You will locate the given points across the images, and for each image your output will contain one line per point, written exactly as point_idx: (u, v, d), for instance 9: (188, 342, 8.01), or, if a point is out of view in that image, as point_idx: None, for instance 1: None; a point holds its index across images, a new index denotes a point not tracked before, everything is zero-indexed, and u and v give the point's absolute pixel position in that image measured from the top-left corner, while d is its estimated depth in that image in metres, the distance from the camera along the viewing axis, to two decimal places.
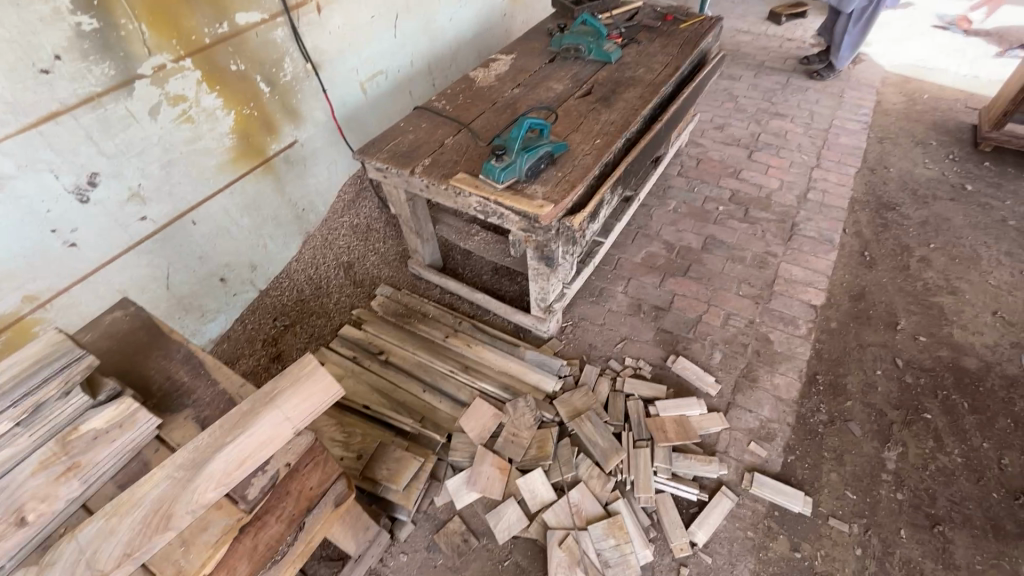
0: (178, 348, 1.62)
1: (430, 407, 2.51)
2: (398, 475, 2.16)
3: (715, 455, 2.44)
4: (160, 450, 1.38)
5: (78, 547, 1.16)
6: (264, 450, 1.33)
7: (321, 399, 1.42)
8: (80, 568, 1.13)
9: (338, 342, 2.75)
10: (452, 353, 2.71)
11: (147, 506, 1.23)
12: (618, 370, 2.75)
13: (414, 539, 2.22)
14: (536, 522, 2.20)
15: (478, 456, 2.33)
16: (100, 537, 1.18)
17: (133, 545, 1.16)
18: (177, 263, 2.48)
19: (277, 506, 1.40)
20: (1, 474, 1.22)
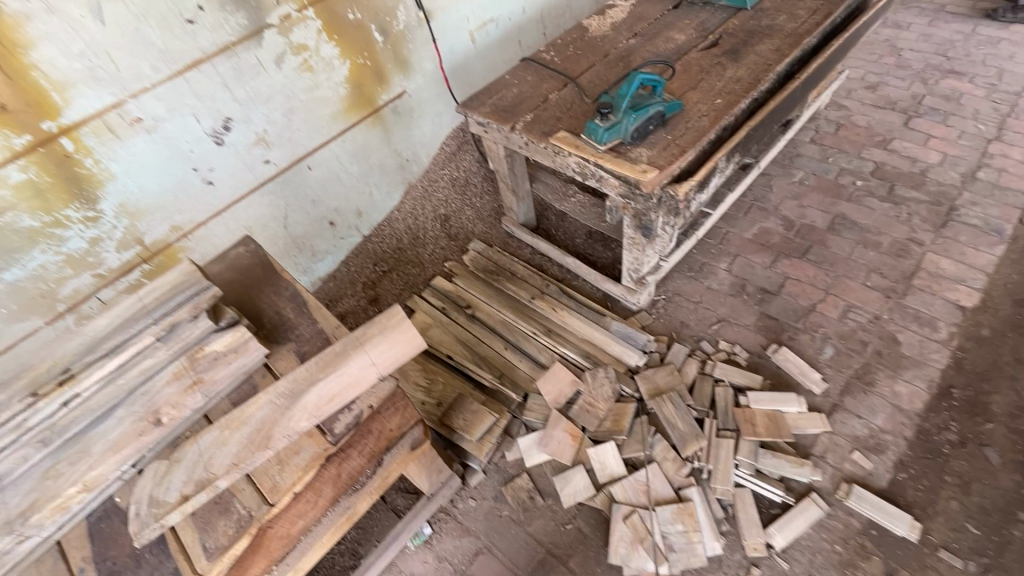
0: (287, 286, 1.78)
1: (510, 365, 2.56)
2: (473, 426, 2.25)
3: (809, 458, 2.24)
4: (266, 376, 1.54)
5: (198, 451, 1.36)
6: (353, 391, 1.44)
7: (407, 350, 1.50)
8: (198, 469, 1.33)
9: (430, 293, 2.87)
10: (536, 314, 2.71)
11: (253, 425, 1.39)
12: (710, 353, 2.58)
13: (483, 487, 2.33)
14: (603, 493, 2.20)
15: (551, 420, 2.35)
16: (215, 446, 1.37)
17: (240, 457, 1.34)
18: (293, 205, 2.69)
19: (360, 442, 1.52)
20: (145, 380, 1.45)
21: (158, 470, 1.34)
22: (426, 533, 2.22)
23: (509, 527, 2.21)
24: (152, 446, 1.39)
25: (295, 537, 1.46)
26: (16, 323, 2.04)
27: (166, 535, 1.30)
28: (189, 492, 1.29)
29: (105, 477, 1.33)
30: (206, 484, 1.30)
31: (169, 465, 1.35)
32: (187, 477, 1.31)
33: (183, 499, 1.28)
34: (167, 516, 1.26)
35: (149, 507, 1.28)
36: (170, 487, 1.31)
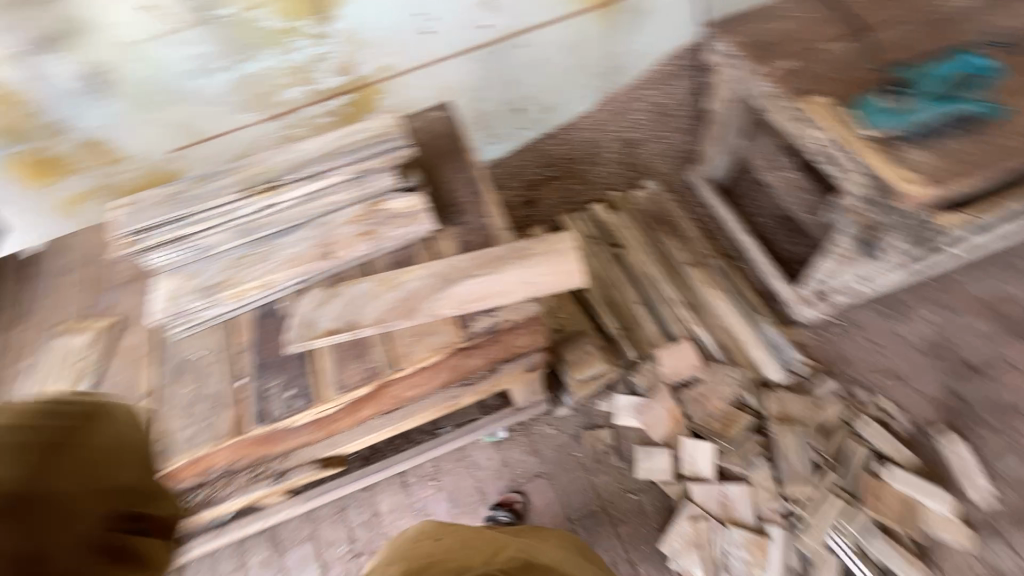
0: (468, 168, 1.74)
1: (637, 322, 2.41)
2: (581, 367, 2.17)
3: (927, 563, 1.93)
4: (426, 250, 1.57)
5: (351, 294, 1.47)
6: (498, 298, 1.41)
7: (563, 281, 1.42)
8: (348, 311, 1.44)
9: (585, 217, 2.71)
10: (685, 284, 2.47)
11: (401, 292, 1.45)
12: (862, 404, 2.22)
13: (565, 422, 2.34)
14: (679, 485, 2.11)
15: (658, 393, 2.25)
16: (366, 296, 1.46)
17: (385, 316, 1.42)
18: (491, 81, 2.59)
19: (486, 348, 1.50)
20: (326, 212, 1.55)
21: (317, 296, 1.48)
22: (499, 437, 2.32)
23: (575, 468, 2.24)
24: (316, 274, 1.51)
25: (404, 400, 1.55)
26: (238, 114, 2.25)
27: (306, 354, 1.44)
28: (335, 328, 1.42)
29: (276, 283, 1.49)
30: (349, 327, 1.41)
31: (326, 296, 1.47)
32: (337, 314, 1.43)
33: (329, 332, 1.42)
34: (312, 340, 1.41)
35: (302, 325, 1.44)
36: (322, 315, 1.44)
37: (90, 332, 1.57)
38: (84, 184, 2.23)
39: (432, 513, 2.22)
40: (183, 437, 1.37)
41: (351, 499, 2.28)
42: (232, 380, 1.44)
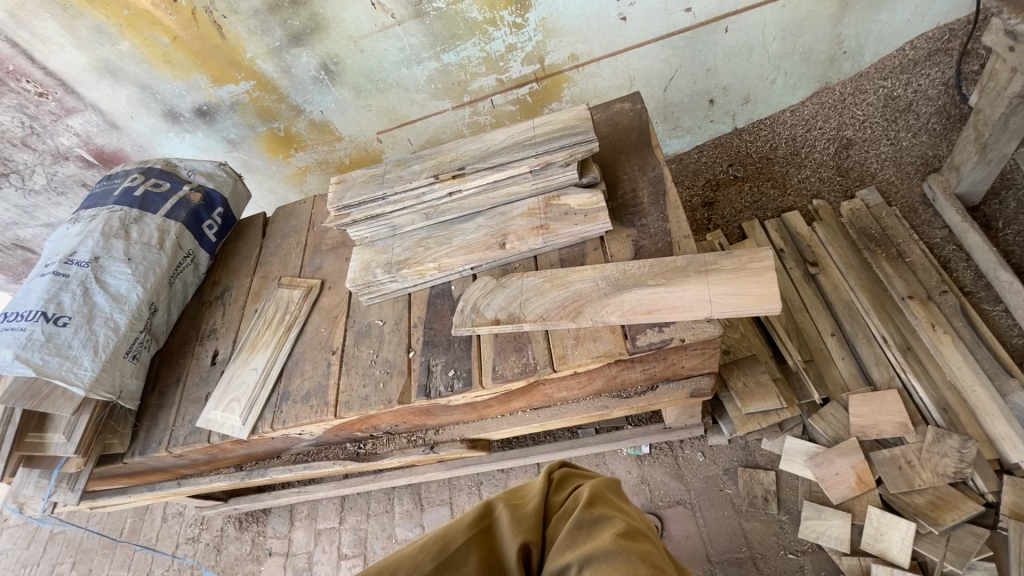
0: (654, 166, 1.61)
1: (825, 356, 2.05)
2: (749, 398, 1.92)
3: None
4: (598, 251, 1.50)
5: (520, 288, 1.46)
6: (672, 313, 1.28)
7: (752, 305, 1.23)
8: (514, 304, 1.44)
9: (775, 226, 2.37)
10: (901, 320, 2.02)
11: (570, 293, 1.40)
12: None
13: (719, 452, 2.12)
14: (856, 560, 1.75)
15: (843, 447, 1.87)
16: (533, 292, 1.44)
17: (548, 315, 1.39)
18: (685, 68, 2.42)
19: (651, 363, 1.40)
20: (507, 202, 1.59)
21: (487, 285, 1.50)
22: (642, 451, 2.20)
23: (724, 506, 2.02)
24: (490, 262, 1.56)
25: (555, 399, 1.53)
26: (436, 100, 2.41)
27: (471, 338, 1.50)
28: (500, 318, 1.43)
29: (452, 267, 1.57)
30: (514, 320, 1.41)
31: (496, 286, 1.49)
32: (503, 306, 1.44)
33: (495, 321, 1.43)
34: (479, 327, 1.43)
35: (469, 311, 1.47)
36: (490, 305, 1.46)
37: (302, 288, 1.82)
38: (311, 159, 2.63)
39: None
40: (360, 395, 1.53)
41: (487, 477, 2.39)
42: (405, 351, 1.56)
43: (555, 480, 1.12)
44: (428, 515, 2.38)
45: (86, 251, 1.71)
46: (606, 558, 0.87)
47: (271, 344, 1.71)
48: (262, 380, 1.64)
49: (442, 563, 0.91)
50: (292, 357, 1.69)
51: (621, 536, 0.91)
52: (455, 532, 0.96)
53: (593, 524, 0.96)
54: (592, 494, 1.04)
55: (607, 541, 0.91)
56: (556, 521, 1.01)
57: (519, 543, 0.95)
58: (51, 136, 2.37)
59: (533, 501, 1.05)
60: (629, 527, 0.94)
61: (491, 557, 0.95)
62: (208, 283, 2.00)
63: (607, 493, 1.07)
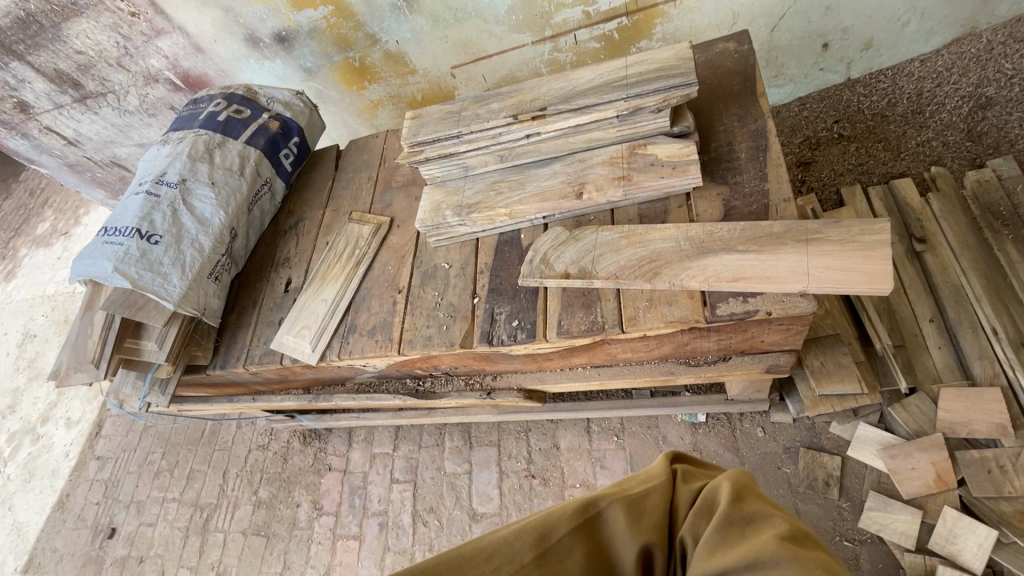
0: (755, 118, 1.45)
1: (919, 343, 1.86)
2: (825, 379, 1.79)
3: None
4: (682, 209, 1.39)
5: (594, 242, 1.39)
6: (762, 283, 1.17)
7: (858, 283, 1.10)
8: (587, 259, 1.37)
9: (880, 193, 2.11)
10: (1019, 312, 1.79)
11: (650, 252, 1.32)
12: None
13: (781, 429, 2.02)
14: (921, 558, 1.65)
15: (925, 441, 1.73)
16: (609, 247, 1.37)
17: (623, 273, 1.32)
18: (800, 7, 2.15)
19: (729, 333, 1.31)
20: (587, 148, 1.48)
21: (559, 236, 1.44)
22: (698, 419, 2.14)
23: (780, 484, 1.95)
24: (563, 211, 1.48)
25: (618, 359, 1.48)
26: (515, 34, 2.27)
27: (539, 290, 1.46)
28: (571, 273, 1.37)
29: (523, 214, 1.51)
30: (585, 276, 1.35)
31: (569, 238, 1.43)
32: (576, 260, 1.38)
33: (565, 275, 1.38)
34: (548, 279, 1.39)
35: (539, 263, 1.42)
36: (561, 257, 1.41)
37: (371, 225, 1.83)
38: (383, 92, 2.59)
39: (609, 467, 2.22)
40: (423, 335, 1.55)
41: (536, 425, 2.42)
42: (470, 297, 1.55)
43: (677, 472, 1.05)
44: (476, 453, 2.47)
45: (174, 173, 1.78)
46: (779, 566, 0.75)
47: (341, 277, 1.75)
48: (331, 311, 1.69)
49: (541, 553, 0.89)
50: (360, 292, 1.72)
51: (787, 539, 0.79)
52: (558, 520, 0.93)
53: (747, 522, 0.85)
54: (736, 489, 0.92)
55: (771, 542, 0.79)
56: (687, 521, 0.93)
57: (640, 545, 0.91)
58: (143, 58, 2.44)
59: (655, 497, 0.98)
60: (794, 530, 0.82)
61: (597, 549, 0.92)
62: (283, 212, 2.05)
63: (750, 487, 0.95)
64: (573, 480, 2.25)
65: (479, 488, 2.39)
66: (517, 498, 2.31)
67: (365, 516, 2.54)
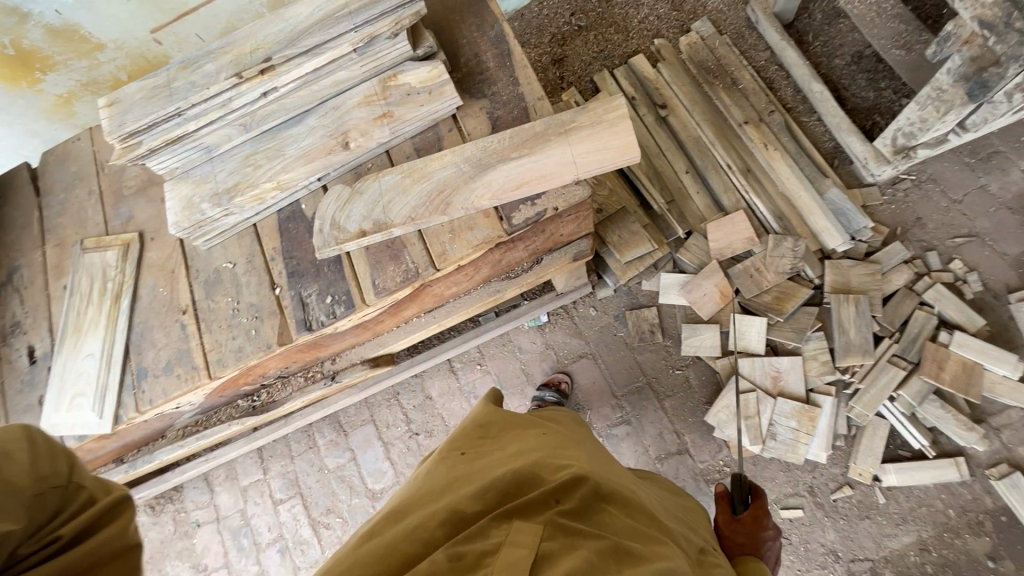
0: (493, 24, 1.45)
1: (684, 193, 2.20)
2: (626, 248, 2.04)
3: (982, 423, 1.89)
4: (453, 132, 1.38)
5: (380, 190, 1.32)
6: (541, 182, 1.24)
7: (615, 158, 1.23)
8: (377, 209, 1.30)
9: (624, 73, 2.35)
10: (741, 146, 2.20)
11: (436, 184, 1.29)
12: (931, 269, 2.05)
13: (608, 303, 2.28)
14: (727, 360, 2.07)
15: (707, 270, 2.11)
16: (396, 191, 1.31)
17: (417, 213, 1.28)
18: None
19: (531, 238, 1.38)
20: (336, 93, 1.35)
21: (341, 194, 1.33)
22: (542, 321, 2.30)
23: (620, 348, 2.23)
24: (336, 167, 1.36)
25: (446, 298, 1.49)
26: None
27: (341, 257, 1.36)
28: (367, 229, 1.30)
29: (293, 183, 1.35)
30: (381, 227, 1.29)
31: (352, 194, 1.33)
32: (366, 214, 1.29)
33: (362, 233, 1.30)
34: (346, 243, 1.29)
35: (330, 229, 1.31)
36: (350, 216, 1.31)
37: (115, 248, 1.49)
38: (69, 82, 2.02)
39: (482, 394, 2.30)
40: (232, 348, 1.36)
41: (402, 386, 2.38)
42: (269, 289, 1.38)
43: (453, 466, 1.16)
44: (354, 438, 2.37)
45: None
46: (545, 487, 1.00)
47: (101, 322, 1.42)
48: (105, 364, 1.38)
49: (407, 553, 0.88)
50: (134, 330, 1.43)
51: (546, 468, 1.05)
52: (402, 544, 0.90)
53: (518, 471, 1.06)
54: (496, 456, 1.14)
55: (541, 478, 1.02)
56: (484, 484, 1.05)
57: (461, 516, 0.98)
58: None
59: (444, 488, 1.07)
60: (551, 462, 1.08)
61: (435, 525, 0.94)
62: None
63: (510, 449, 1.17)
64: (454, 419, 2.31)
65: (369, 468, 2.32)
66: (409, 460, 2.30)
67: (260, 551, 2.32)
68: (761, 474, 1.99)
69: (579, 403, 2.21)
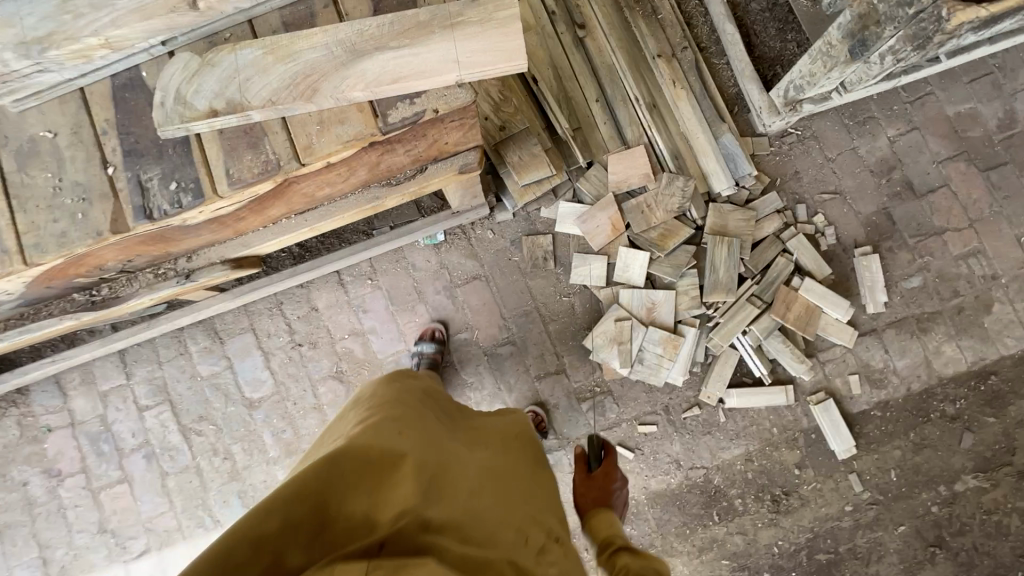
0: None
1: (591, 122, 2.18)
2: (524, 170, 2.01)
3: (811, 358, 2.18)
4: (329, 9, 1.22)
5: (236, 65, 1.15)
6: (420, 80, 1.15)
7: (499, 62, 1.15)
8: (232, 87, 1.14)
9: None
10: (650, 80, 2.19)
11: (303, 66, 1.15)
12: (798, 220, 2.24)
13: (505, 226, 2.26)
14: (610, 289, 2.17)
15: (603, 202, 2.15)
16: (256, 68, 1.15)
17: (278, 97, 1.15)
18: None
19: (411, 141, 1.31)
20: None
21: (188, 63, 1.14)
22: (438, 239, 2.25)
23: (513, 272, 2.26)
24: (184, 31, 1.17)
25: (318, 199, 1.38)
26: None
27: (189, 139, 1.20)
28: (219, 109, 1.14)
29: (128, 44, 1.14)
30: (236, 108, 1.14)
31: (202, 64, 1.15)
32: (218, 91, 1.13)
33: (214, 114, 1.14)
34: (193, 123, 1.14)
35: (173, 104, 1.14)
36: (198, 93, 1.14)
37: None
38: None
39: (371, 309, 2.25)
40: (52, 232, 1.19)
41: (287, 295, 2.25)
42: (100, 168, 1.20)
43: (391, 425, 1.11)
44: (230, 346, 2.24)
45: None
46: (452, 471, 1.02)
47: None
48: None
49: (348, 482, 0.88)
50: None
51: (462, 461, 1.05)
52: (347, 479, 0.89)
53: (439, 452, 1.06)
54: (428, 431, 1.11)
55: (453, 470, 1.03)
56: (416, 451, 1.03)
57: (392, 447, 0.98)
58: None
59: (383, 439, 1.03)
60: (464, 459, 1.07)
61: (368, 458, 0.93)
62: None
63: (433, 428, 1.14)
64: (341, 332, 2.25)
65: (246, 377, 2.23)
66: (290, 370, 2.23)
67: (123, 455, 2.21)
68: (626, 394, 2.18)
69: (468, 322, 2.24)
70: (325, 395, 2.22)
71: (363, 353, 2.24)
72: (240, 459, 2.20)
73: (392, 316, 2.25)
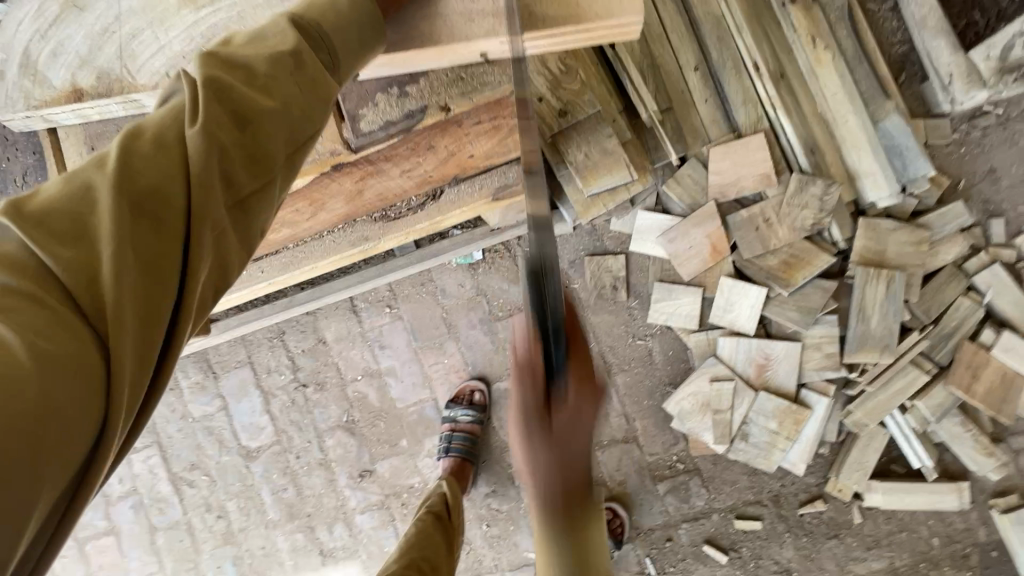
0: None
1: (686, 100, 1.51)
2: (593, 173, 1.42)
3: (1001, 444, 1.52)
4: None
5: (117, 12, 0.83)
6: (434, 46, 0.78)
7: (591, 6, 0.78)
8: (111, 58, 0.83)
9: None
10: (778, 35, 1.49)
11: (224, 15, 0.82)
12: (990, 242, 1.53)
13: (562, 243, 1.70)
14: (705, 336, 1.59)
15: (703, 213, 1.54)
16: (148, 18, 0.83)
17: (182, 73, 0.83)
18: None
19: (406, 159, 1.02)
20: None
21: (43, 7, 0.85)
22: (474, 258, 1.72)
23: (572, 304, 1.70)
24: None
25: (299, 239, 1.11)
26: None
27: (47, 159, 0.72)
28: (82, 88, 0.84)
29: None
30: (115, 91, 0.84)
31: (67, 8, 0.84)
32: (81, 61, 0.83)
33: (76, 93, 0.85)
34: (51, 108, 0.86)
35: (15, 76, 0.85)
36: (55, 60, 0.85)
37: None
38: None
39: (390, 345, 1.78)
40: None
41: (289, 323, 1.79)
42: None
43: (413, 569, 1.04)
44: (224, 382, 1.83)
45: None
46: None
47: None
48: None
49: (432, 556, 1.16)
50: None
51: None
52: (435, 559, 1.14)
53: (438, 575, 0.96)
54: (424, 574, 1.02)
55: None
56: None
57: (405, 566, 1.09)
58: None
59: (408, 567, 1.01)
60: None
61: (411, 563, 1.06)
62: None
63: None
64: (352, 373, 1.79)
65: (243, 422, 1.83)
66: (293, 417, 1.81)
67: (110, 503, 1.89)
68: (719, 476, 1.63)
69: (511, 367, 1.75)
70: (334, 450, 1.80)
71: (379, 402, 1.78)
72: (237, 518, 1.84)
73: (415, 355, 1.77)
